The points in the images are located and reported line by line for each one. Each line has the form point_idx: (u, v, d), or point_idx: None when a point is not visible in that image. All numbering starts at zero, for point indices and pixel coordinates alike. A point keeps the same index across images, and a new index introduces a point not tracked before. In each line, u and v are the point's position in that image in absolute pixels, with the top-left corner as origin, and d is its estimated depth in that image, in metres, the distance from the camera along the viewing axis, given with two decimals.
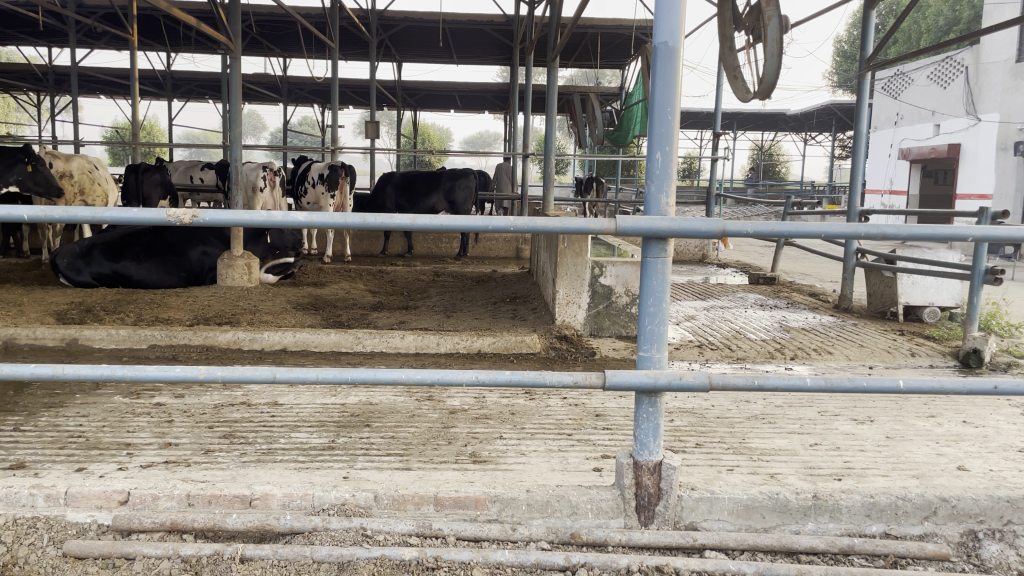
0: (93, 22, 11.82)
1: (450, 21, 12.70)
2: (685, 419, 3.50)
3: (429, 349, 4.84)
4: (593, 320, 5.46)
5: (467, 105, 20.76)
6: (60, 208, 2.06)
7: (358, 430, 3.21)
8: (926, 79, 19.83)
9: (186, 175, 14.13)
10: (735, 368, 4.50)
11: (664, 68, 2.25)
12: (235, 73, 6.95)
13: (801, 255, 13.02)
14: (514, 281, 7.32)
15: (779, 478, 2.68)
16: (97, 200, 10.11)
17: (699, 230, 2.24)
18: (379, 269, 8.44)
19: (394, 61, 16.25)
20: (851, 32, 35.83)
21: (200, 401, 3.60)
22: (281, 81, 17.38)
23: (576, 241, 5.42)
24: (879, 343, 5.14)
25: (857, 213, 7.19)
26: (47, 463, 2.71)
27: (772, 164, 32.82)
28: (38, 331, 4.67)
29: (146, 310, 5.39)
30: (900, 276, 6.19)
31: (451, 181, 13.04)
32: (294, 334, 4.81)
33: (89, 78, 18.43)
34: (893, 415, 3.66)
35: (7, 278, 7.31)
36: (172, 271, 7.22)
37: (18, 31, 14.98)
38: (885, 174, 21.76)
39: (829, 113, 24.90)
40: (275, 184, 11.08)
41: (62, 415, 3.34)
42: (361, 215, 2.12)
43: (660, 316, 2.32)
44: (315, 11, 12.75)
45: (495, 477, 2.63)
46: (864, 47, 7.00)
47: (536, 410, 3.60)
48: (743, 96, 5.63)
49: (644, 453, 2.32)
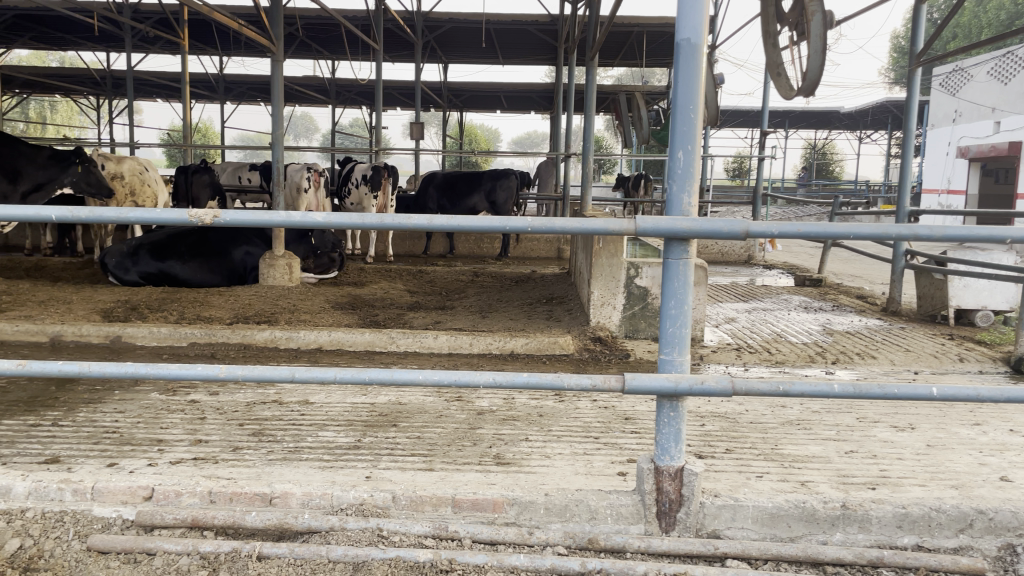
0: (147, 27, 12.14)
1: (494, 21, 12.71)
2: (717, 424, 3.43)
3: (463, 350, 4.84)
4: (628, 322, 5.40)
5: (513, 105, 20.77)
6: (87, 209, 2.11)
7: (384, 430, 3.22)
8: (985, 75, 19.20)
9: (235, 177, 14.38)
10: (773, 372, 4.40)
11: (687, 66, 2.20)
12: (278, 75, 7.05)
13: (852, 256, 12.72)
14: (553, 281, 7.28)
15: (809, 486, 2.60)
16: (147, 201, 10.40)
17: (722, 231, 2.19)
18: (419, 269, 8.48)
19: (440, 62, 16.33)
20: (908, 27, 34.89)
21: (233, 399, 3.65)
22: (329, 83, 17.61)
23: (612, 242, 5.36)
24: (927, 347, 4.97)
25: (907, 213, 6.97)
26: (80, 458, 2.78)
27: (825, 163, 32.14)
28: (84, 329, 4.80)
29: (188, 308, 5.50)
30: (951, 279, 5.99)
31: (493, 182, 13.06)
32: (329, 333, 4.86)
33: (145, 82, 18.93)
34: (935, 422, 3.54)
35: (60, 277, 7.54)
36: (215, 271, 7.37)
37: (77, 37, 15.46)
38: (943, 174, 21.13)
39: (885, 110, 24.28)
40: (319, 185, 11.20)
41: (99, 411, 3.42)
42: (378, 215, 2.13)
43: (682, 319, 2.27)
44: (361, 14, 12.88)
45: (516, 480, 2.61)
46: (914, 42, 6.78)
47: (564, 412, 3.57)
48: (786, 93, 5.53)
49: (665, 458, 2.28)
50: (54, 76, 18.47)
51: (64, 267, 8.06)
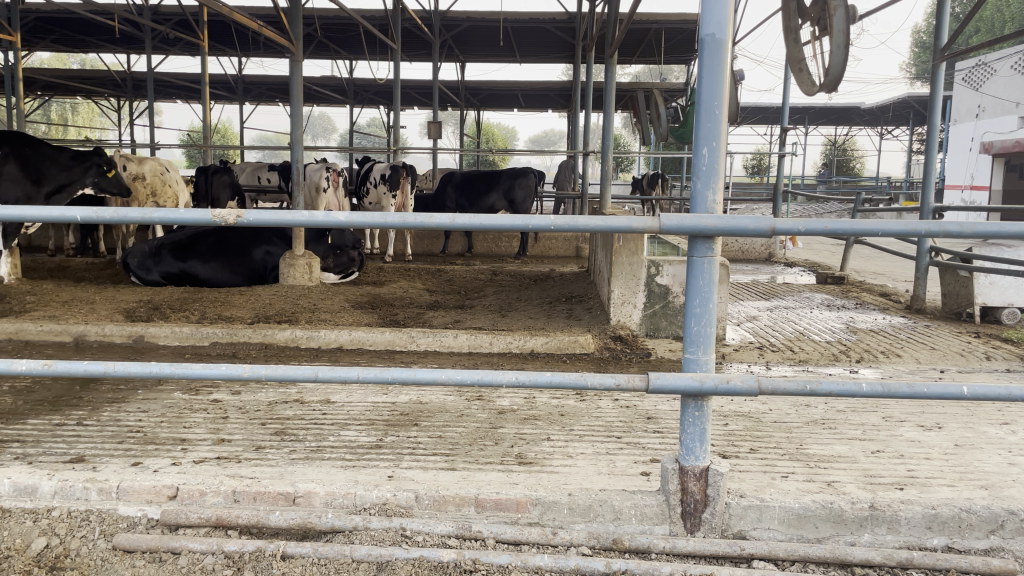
0: (167, 29, 12.23)
1: (511, 20, 12.70)
2: (740, 423, 3.40)
3: (482, 349, 4.83)
4: (649, 321, 5.37)
5: (530, 104, 20.75)
6: (112, 210, 2.12)
7: (406, 429, 3.21)
8: (1009, 70, 18.96)
9: (254, 177, 14.45)
10: (796, 371, 4.36)
11: (711, 62, 2.18)
12: (297, 76, 7.05)
13: (874, 253, 12.59)
14: (572, 280, 7.26)
15: (835, 487, 2.57)
16: (168, 202, 10.49)
17: (749, 228, 2.16)
18: (438, 269, 8.48)
19: (457, 61, 16.33)
20: (930, 22, 34.51)
21: (255, 399, 3.66)
22: (346, 83, 17.67)
23: (632, 240, 5.34)
24: (952, 345, 4.91)
25: (931, 209, 6.88)
26: (104, 457, 2.79)
27: (845, 159, 31.87)
28: (107, 328, 4.83)
29: (209, 308, 5.53)
30: (976, 276, 5.92)
31: (512, 180, 13.02)
32: (349, 332, 4.87)
33: (165, 83, 19.08)
34: (963, 421, 3.49)
35: (83, 277, 7.60)
36: (236, 271, 7.41)
37: (98, 39, 15.60)
38: (966, 170, 20.88)
39: (906, 106, 24.03)
40: (339, 185, 11.24)
41: (123, 410, 3.44)
42: (401, 214, 2.12)
43: (707, 317, 2.25)
44: (379, 14, 12.91)
45: (539, 479, 2.60)
46: (938, 37, 6.69)
47: (586, 412, 3.55)
48: (808, 89, 5.46)
49: (690, 458, 2.26)
50: (76, 78, 18.65)
51: (87, 268, 8.13)
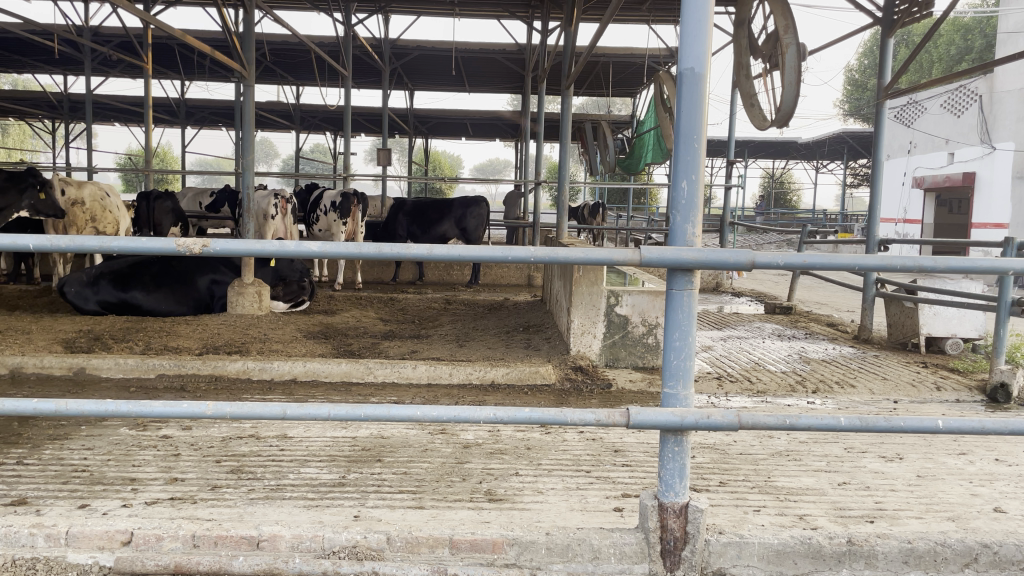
0: (109, 50, 11.93)
1: (462, 50, 12.76)
2: (707, 455, 3.39)
3: (442, 380, 4.75)
4: (608, 351, 5.36)
5: (478, 133, 20.81)
6: (68, 237, 2.01)
7: (369, 465, 3.11)
8: (939, 108, 19.78)
9: (197, 202, 14.13)
10: (756, 402, 4.38)
11: (689, 96, 2.18)
12: (249, 100, 6.89)
13: (816, 284, 12.89)
14: (527, 309, 7.23)
15: (809, 521, 2.56)
16: (108, 228, 10.09)
17: (727, 261, 2.15)
18: (391, 297, 8.39)
19: (406, 89, 16.30)
20: (862, 61, 35.88)
21: (207, 434, 3.51)
22: (294, 109, 17.46)
23: (591, 270, 5.34)
24: (903, 376, 5.01)
25: (876, 242, 7.07)
26: (49, 499, 2.63)
27: (783, 192, 32.78)
28: (45, 360, 4.61)
29: (155, 338, 5.32)
30: (921, 307, 6.09)
31: (464, 209, 12.96)
32: (303, 363, 4.72)
33: (103, 106, 18.59)
34: (922, 452, 3.54)
35: (17, 305, 7.27)
36: (181, 301, 7.16)
37: (34, 60, 15.12)
38: (899, 204, 21.65)
39: (841, 141, 24.83)
40: (286, 212, 11.05)
41: (66, 447, 3.26)
42: (375, 244, 2.07)
43: (686, 351, 2.23)
44: (328, 41, 12.82)
45: (511, 517, 2.53)
46: (881, 76, 6.92)
47: (552, 445, 3.50)
48: (760, 124, 5.58)
49: (669, 494, 2.22)
50: (9, 98, 18.03)
51: (20, 296, 7.79)
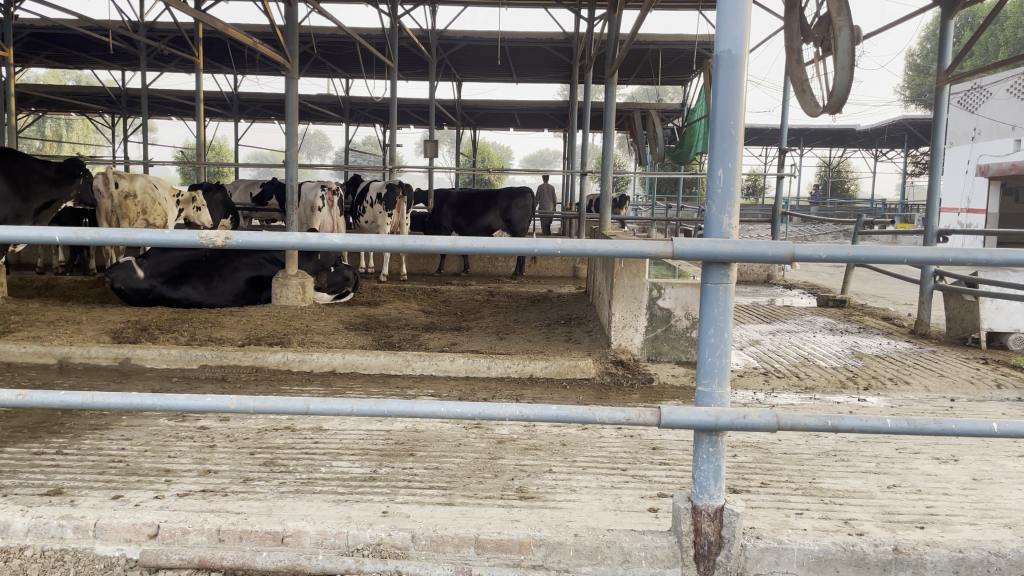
0: (163, 46, 12.15)
1: (509, 39, 12.68)
2: (750, 455, 3.27)
3: (480, 373, 4.70)
4: (651, 345, 5.26)
5: (526, 123, 20.71)
6: (92, 230, 2.00)
7: (401, 459, 3.08)
8: (1004, 93, 19.01)
9: (247, 194, 14.35)
10: (803, 399, 4.23)
11: (727, 79, 2.07)
12: (293, 93, 6.92)
13: (873, 276, 12.51)
14: (570, 301, 7.15)
15: (853, 526, 2.45)
16: (158, 220, 10.24)
17: (766, 254, 2.04)
18: (434, 289, 8.39)
19: (454, 80, 16.29)
20: (925, 45, 34.72)
21: (244, 426, 3.52)
22: (342, 101, 17.60)
23: (633, 262, 5.23)
24: (961, 372, 4.80)
25: (935, 233, 6.78)
26: (84, 489, 2.66)
27: (840, 181, 31.99)
28: (93, 350, 4.69)
29: (199, 329, 5.38)
30: (982, 301, 5.83)
31: (509, 200, 12.96)
32: (343, 355, 4.73)
33: (160, 100, 19.00)
34: (979, 453, 3.36)
35: (71, 296, 7.45)
36: (226, 296, 7.27)
37: (93, 55, 15.50)
38: (962, 192, 20.90)
39: (901, 129, 24.05)
40: (333, 204, 11.12)
41: (106, 437, 3.30)
42: (398, 236, 2.03)
43: (722, 347, 2.13)
44: (375, 33, 12.88)
45: (541, 516, 2.47)
46: (941, 59, 6.63)
47: (588, 441, 3.42)
48: (811, 110, 5.37)
49: (704, 497, 2.12)
50: (70, 94, 18.54)
51: (75, 286, 8.00)
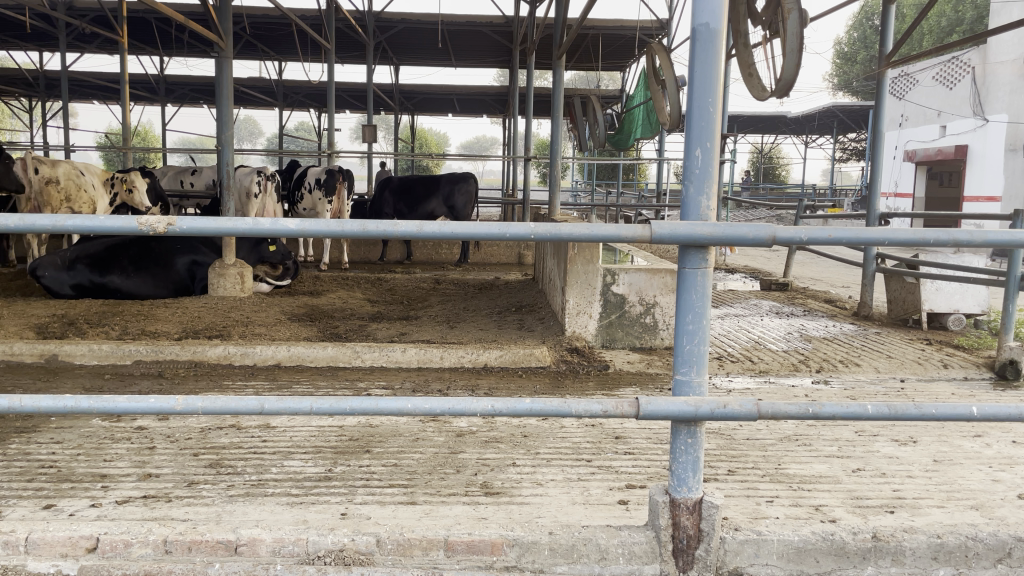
0: (86, 25, 11.56)
1: (449, 23, 12.45)
2: (714, 441, 3.23)
3: (433, 363, 4.57)
4: (605, 331, 5.21)
5: (465, 109, 20.49)
6: (19, 216, 1.83)
7: (357, 457, 2.93)
8: (930, 80, 19.61)
9: (177, 181, 13.78)
10: (759, 382, 4.23)
11: (704, 56, 1.98)
12: (227, 75, 6.55)
13: (810, 259, 12.76)
14: (520, 288, 7.04)
15: (826, 512, 2.42)
16: (84, 207, 9.75)
17: (745, 237, 1.96)
18: (378, 277, 8.16)
19: (392, 63, 15.96)
20: (852, 34, 35.62)
21: (185, 425, 3.31)
22: (276, 84, 17.08)
23: (587, 248, 5.15)
24: (908, 353, 4.86)
25: (877, 216, 6.87)
26: (11, 499, 2.45)
27: (773, 167, 32.72)
28: (16, 347, 4.40)
29: (132, 322, 5.11)
30: (923, 282, 5.94)
31: (451, 186, 12.74)
32: (287, 347, 4.53)
33: (81, 83, 18.15)
34: (936, 434, 3.40)
35: None
36: (161, 283, 6.94)
37: (7, 35, 14.68)
38: (891, 177, 21.53)
39: (832, 115, 24.63)
40: (270, 190, 10.80)
41: (33, 441, 3.07)
42: (361, 221, 1.92)
43: (701, 334, 2.05)
44: (310, 14, 12.48)
45: (510, 513, 2.37)
46: (883, 44, 6.71)
47: (549, 432, 3.33)
48: (759, 94, 5.33)
49: (681, 490, 2.05)
50: None
51: None
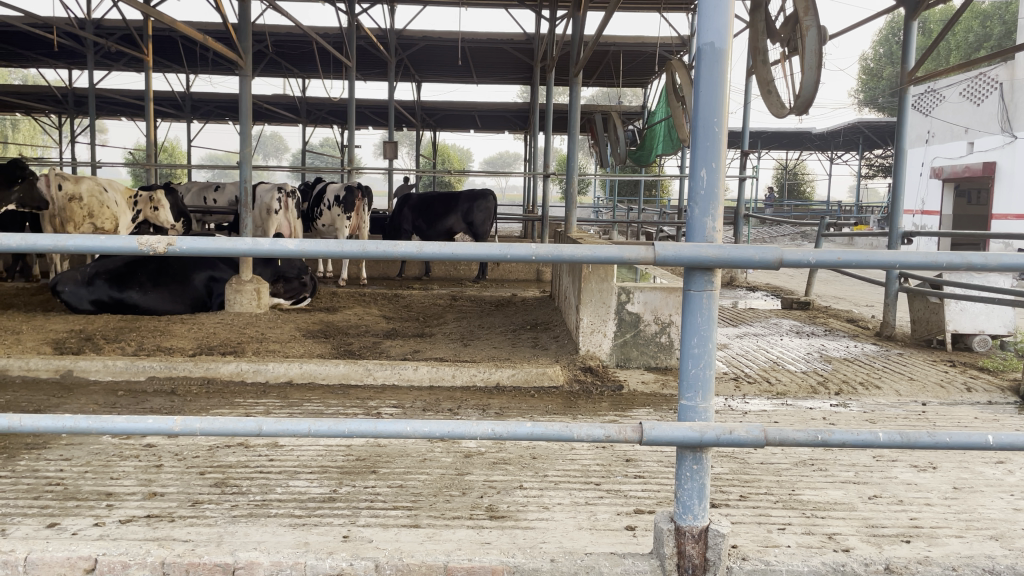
0: (112, 44, 11.75)
1: (469, 40, 12.51)
2: (726, 466, 3.17)
3: (444, 382, 4.55)
4: (620, 350, 5.16)
5: (487, 125, 20.56)
6: (20, 236, 1.83)
7: (363, 477, 2.91)
8: (958, 97, 19.36)
9: (201, 197, 13.94)
10: (776, 405, 4.15)
11: (709, 75, 1.95)
12: (246, 93, 6.62)
13: (832, 276, 12.59)
14: (536, 305, 7.02)
15: (839, 541, 2.35)
16: (106, 223, 9.82)
17: (752, 259, 1.91)
18: (395, 293, 8.17)
19: (414, 81, 16.06)
20: (878, 50, 35.35)
21: (193, 443, 3.30)
22: (299, 102, 17.25)
23: (601, 266, 5.12)
24: (931, 375, 4.76)
25: (899, 235, 6.76)
26: (16, 517, 2.45)
27: (797, 183, 32.49)
28: (32, 362, 4.43)
29: (148, 338, 5.14)
30: (947, 302, 5.84)
31: (470, 203, 12.82)
32: (300, 364, 4.53)
33: (109, 100, 18.46)
34: (956, 460, 3.31)
35: (13, 304, 7.12)
36: (178, 299, 6.99)
37: (38, 54, 14.98)
38: (917, 194, 21.26)
39: (857, 131, 24.40)
40: (290, 207, 10.87)
41: (42, 458, 3.07)
42: (360, 242, 1.90)
43: (706, 358, 2.00)
44: (332, 32, 12.61)
45: (514, 538, 2.33)
46: (904, 61, 6.64)
47: (559, 454, 3.28)
48: (778, 111, 5.31)
49: (687, 517, 2.00)
50: (13, 93, 17.85)
51: (18, 293, 7.66)
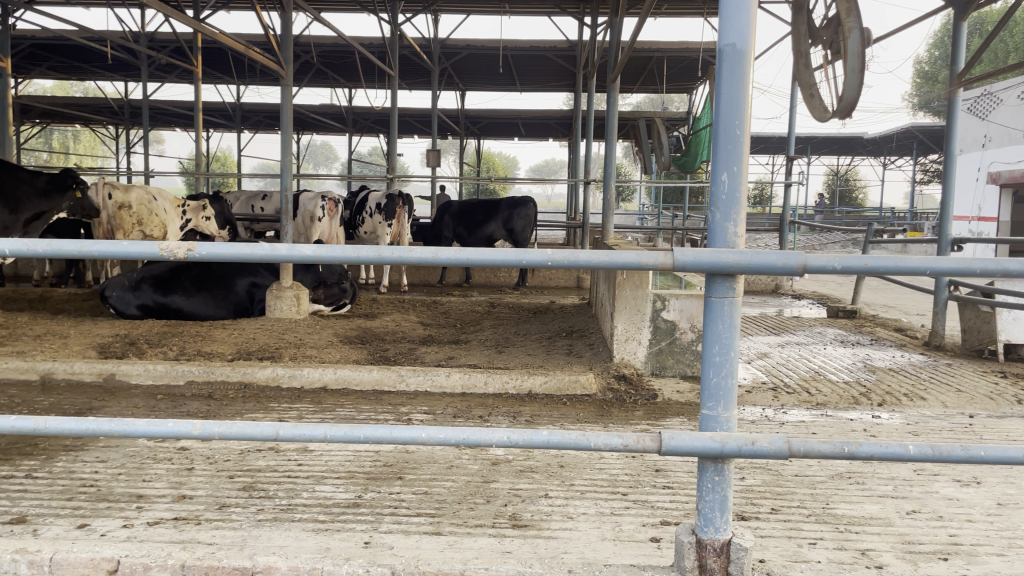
0: (164, 57, 12.06)
1: (511, 48, 12.53)
2: (759, 477, 3.09)
3: (477, 389, 4.54)
4: (655, 358, 5.08)
5: (531, 133, 20.58)
6: (45, 241, 1.86)
7: (389, 483, 2.91)
8: (1016, 100, 18.74)
9: (249, 206, 14.20)
10: (815, 416, 4.05)
11: (731, 77, 1.90)
12: (287, 103, 6.72)
13: (883, 285, 12.28)
14: (573, 312, 6.98)
15: (871, 557, 2.27)
16: (154, 231, 10.11)
17: (775, 265, 1.85)
18: (433, 300, 8.20)
19: (458, 89, 16.15)
20: (933, 53, 34.47)
21: (225, 447, 3.34)
22: (345, 111, 17.48)
23: (636, 272, 5.06)
24: (980, 387, 4.59)
25: (949, 242, 6.56)
26: (49, 517, 2.50)
27: (849, 190, 31.84)
28: (76, 366, 4.54)
29: (189, 342, 5.23)
30: (999, 311, 5.65)
31: (511, 209, 12.77)
32: (334, 370, 4.56)
33: (164, 112, 18.95)
34: (1003, 476, 3.18)
35: (64, 309, 7.33)
36: (221, 304, 7.15)
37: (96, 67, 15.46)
38: (973, 201, 20.62)
39: (911, 136, 23.79)
40: (333, 214, 11.01)
41: (80, 459, 3.15)
42: (376, 247, 1.89)
43: (728, 366, 1.95)
44: (376, 42, 12.75)
45: (535, 547, 2.30)
46: (954, 63, 6.44)
47: (587, 463, 3.25)
48: (820, 116, 5.12)
49: (708, 530, 1.94)
50: (71, 106, 18.44)
51: (69, 298, 7.89)
